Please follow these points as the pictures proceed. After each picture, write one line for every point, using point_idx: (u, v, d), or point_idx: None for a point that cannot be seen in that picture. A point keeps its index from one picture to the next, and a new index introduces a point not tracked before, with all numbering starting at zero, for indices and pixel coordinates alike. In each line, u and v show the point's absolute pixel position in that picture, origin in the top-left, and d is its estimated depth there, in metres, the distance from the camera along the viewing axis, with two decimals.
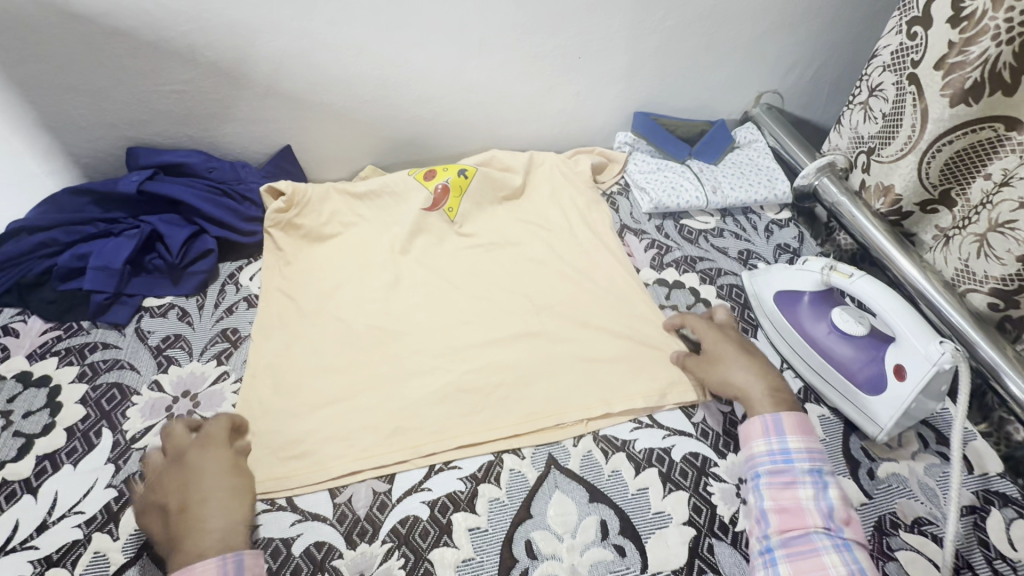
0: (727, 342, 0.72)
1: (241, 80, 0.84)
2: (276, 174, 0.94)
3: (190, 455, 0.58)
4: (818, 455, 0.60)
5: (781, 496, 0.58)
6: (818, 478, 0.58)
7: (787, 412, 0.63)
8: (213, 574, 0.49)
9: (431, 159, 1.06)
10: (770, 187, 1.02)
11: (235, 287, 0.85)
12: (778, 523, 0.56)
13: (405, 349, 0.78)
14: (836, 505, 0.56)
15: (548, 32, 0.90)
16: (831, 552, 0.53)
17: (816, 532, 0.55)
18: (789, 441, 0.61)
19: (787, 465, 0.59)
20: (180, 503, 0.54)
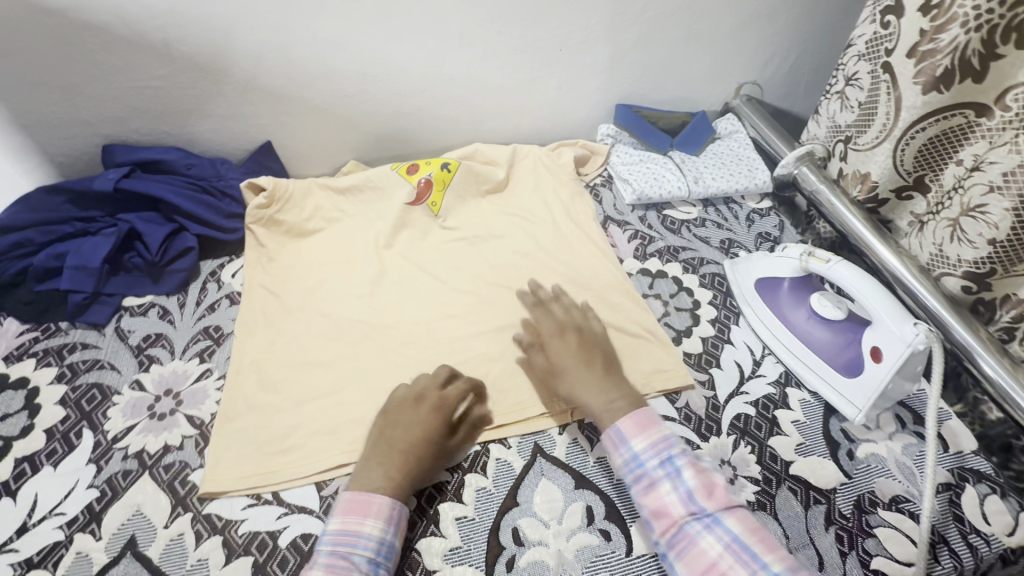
0: (565, 354, 0.70)
1: (219, 75, 0.83)
2: (257, 170, 0.93)
3: (418, 402, 0.66)
4: (664, 443, 0.61)
5: (650, 501, 0.58)
6: (672, 466, 0.59)
7: (626, 415, 0.64)
8: (385, 513, 0.56)
9: (414, 153, 1.05)
10: (751, 177, 1.04)
11: (217, 284, 0.84)
12: (659, 527, 0.57)
13: (389, 343, 0.78)
14: (694, 486, 0.57)
15: (529, 25, 0.91)
16: (705, 535, 0.54)
17: (687, 520, 0.55)
18: (632, 443, 0.61)
19: (642, 469, 0.59)
20: (388, 435, 0.62)
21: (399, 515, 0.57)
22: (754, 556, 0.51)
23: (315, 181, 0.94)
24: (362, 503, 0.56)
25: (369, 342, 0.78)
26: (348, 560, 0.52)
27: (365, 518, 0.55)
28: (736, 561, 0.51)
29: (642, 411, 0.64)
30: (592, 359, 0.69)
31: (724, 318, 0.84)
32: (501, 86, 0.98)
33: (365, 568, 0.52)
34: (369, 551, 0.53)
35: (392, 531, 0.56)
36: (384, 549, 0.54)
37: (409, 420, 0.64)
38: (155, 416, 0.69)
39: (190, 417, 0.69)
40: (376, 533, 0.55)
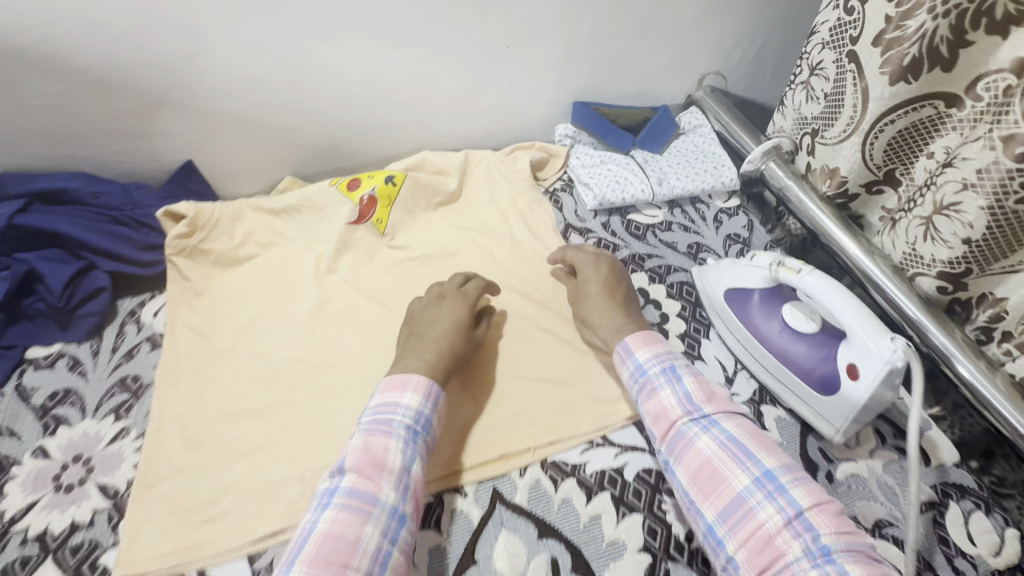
0: (591, 280, 0.77)
1: (122, 90, 0.73)
2: (178, 194, 0.83)
3: (438, 304, 0.74)
4: (667, 355, 0.66)
5: (652, 406, 0.63)
6: (674, 374, 0.64)
7: (632, 335, 0.69)
8: (422, 387, 0.62)
9: (356, 166, 0.96)
10: (717, 175, 0.98)
11: (136, 327, 0.75)
12: (659, 430, 0.62)
13: (332, 384, 0.71)
14: (692, 390, 0.62)
15: (474, 19, 0.82)
16: (700, 436, 0.59)
17: (684, 422, 0.60)
18: (637, 356, 0.67)
19: (646, 377, 0.65)
20: (415, 332, 0.71)
21: (433, 394, 0.63)
22: (746, 453, 0.56)
23: (246, 202, 0.85)
24: (399, 382, 0.63)
25: (310, 386, 0.70)
26: (386, 424, 0.58)
27: (404, 392, 0.61)
28: (729, 457, 0.56)
29: (650, 333, 0.70)
30: (613, 291, 0.76)
31: (694, 331, 0.79)
32: (446, 89, 0.90)
33: (402, 432, 0.58)
34: (406, 419, 0.59)
35: (428, 406, 0.62)
36: (420, 420, 0.60)
37: (434, 317, 0.72)
38: (61, 489, 0.60)
39: (104, 487, 0.61)
40: (415, 404, 0.61)
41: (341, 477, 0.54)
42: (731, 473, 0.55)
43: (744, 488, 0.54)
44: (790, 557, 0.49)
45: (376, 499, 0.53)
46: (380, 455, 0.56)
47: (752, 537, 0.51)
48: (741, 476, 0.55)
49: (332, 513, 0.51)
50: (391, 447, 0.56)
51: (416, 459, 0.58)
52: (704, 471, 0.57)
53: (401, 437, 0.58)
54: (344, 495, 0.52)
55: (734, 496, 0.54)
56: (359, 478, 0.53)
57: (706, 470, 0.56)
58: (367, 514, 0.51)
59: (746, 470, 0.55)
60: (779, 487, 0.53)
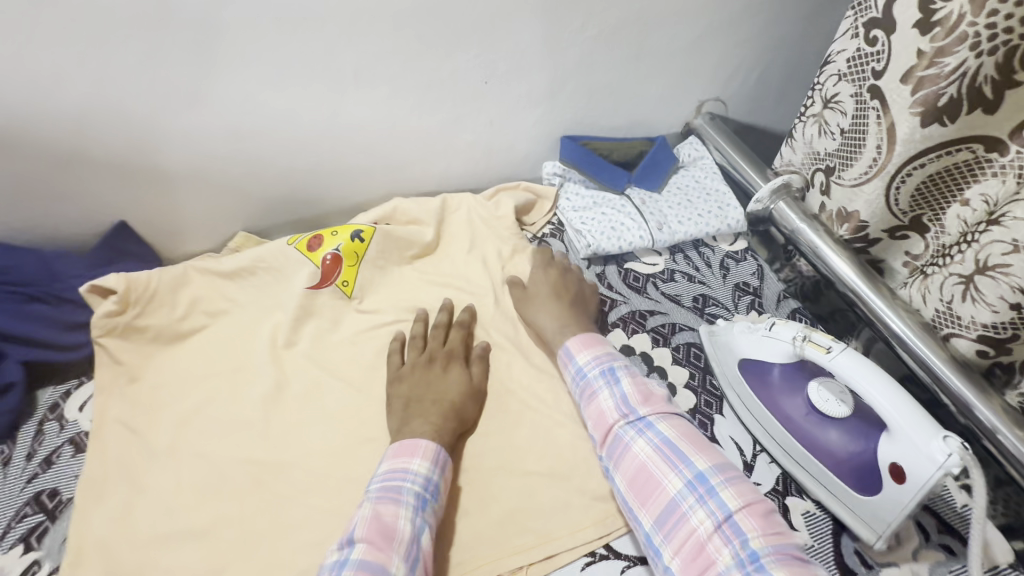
0: (540, 281, 0.77)
1: (29, 149, 0.62)
2: (109, 261, 0.72)
3: (432, 365, 0.68)
4: (607, 357, 0.65)
5: (591, 411, 0.62)
6: (611, 375, 0.63)
7: (574, 336, 0.69)
8: (432, 453, 0.58)
9: (320, 216, 0.86)
10: (721, 216, 0.89)
11: (58, 425, 0.64)
12: (599, 436, 0.60)
13: (289, 490, 0.60)
14: (628, 391, 0.60)
15: (444, 53, 0.73)
16: (636, 439, 0.57)
17: (620, 425, 0.58)
18: (578, 359, 0.66)
19: (586, 380, 0.63)
20: (409, 396, 0.64)
21: (443, 460, 0.58)
22: (679, 456, 0.54)
23: (191, 265, 0.74)
24: (408, 446, 0.57)
25: (262, 494, 0.60)
26: (396, 492, 0.53)
27: (413, 458, 0.56)
28: (663, 460, 0.54)
29: (590, 334, 0.68)
30: (562, 291, 0.75)
31: (705, 406, 0.69)
32: (417, 130, 0.80)
33: (412, 500, 0.53)
34: (416, 486, 0.54)
35: (437, 473, 0.57)
36: (430, 487, 0.56)
37: (431, 379, 0.66)
38: None
39: None
40: (423, 471, 0.56)
41: (349, 549, 0.49)
42: (664, 477, 0.53)
43: (677, 493, 0.52)
44: (720, 564, 0.47)
45: (387, 572, 0.47)
46: (390, 525, 0.50)
47: (685, 546, 0.49)
48: (674, 479, 0.53)
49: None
50: (401, 515, 0.51)
51: (426, 530, 0.53)
52: (641, 476, 0.55)
53: (411, 506, 0.53)
54: (353, 568, 0.46)
55: (668, 501, 0.52)
56: (369, 551, 0.48)
57: (641, 475, 0.55)
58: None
59: (679, 473, 0.53)
60: (711, 490, 0.51)
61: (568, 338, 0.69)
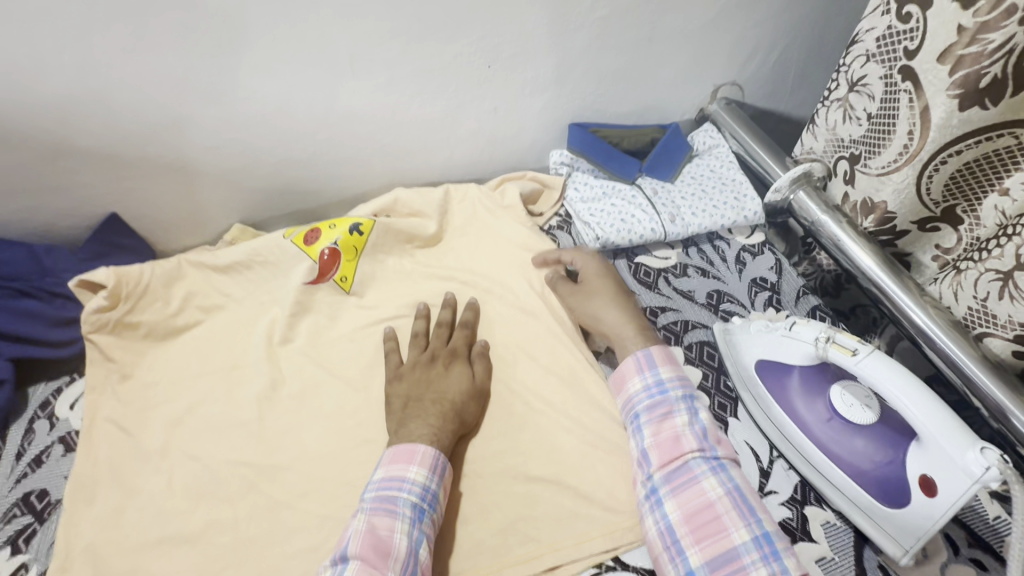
0: (601, 278, 0.72)
1: (11, 139, 0.59)
2: (101, 255, 0.70)
3: (432, 365, 0.65)
4: (687, 382, 0.62)
5: (661, 429, 0.58)
6: (691, 405, 0.60)
7: (658, 346, 0.65)
8: (430, 459, 0.55)
9: (319, 207, 0.83)
10: (738, 207, 0.85)
11: (48, 424, 0.63)
12: (661, 457, 0.57)
13: (283, 494, 0.58)
14: (708, 427, 0.58)
15: (445, 38, 0.69)
16: (707, 476, 0.54)
17: (694, 456, 0.56)
18: (661, 371, 0.62)
19: (664, 396, 0.61)
20: (406, 395, 0.61)
21: (442, 466, 0.55)
22: (751, 510, 0.52)
23: (185, 258, 0.71)
24: (403, 452, 0.55)
25: (254, 498, 0.58)
26: (391, 502, 0.51)
27: (410, 465, 0.54)
28: (733, 507, 0.52)
29: (668, 351, 0.66)
30: (625, 292, 0.72)
31: (719, 409, 0.66)
32: (416, 118, 0.76)
33: (409, 512, 0.51)
34: (413, 496, 0.52)
35: (436, 480, 0.54)
36: (428, 496, 0.53)
37: (430, 379, 0.63)
38: None
39: None
40: (421, 479, 0.53)
41: (344, 565, 0.47)
42: (732, 524, 0.51)
43: (742, 544, 0.50)
44: None
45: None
46: (387, 539, 0.48)
47: None
48: (741, 531, 0.50)
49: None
50: (397, 529, 0.49)
51: (424, 542, 0.51)
52: (703, 516, 0.52)
53: (408, 517, 0.51)
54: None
55: (730, 549, 0.50)
56: (362, 569, 0.46)
57: (706, 515, 0.52)
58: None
59: (749, 526, 0.51)
60: (779, 552, 0.49)
61: (648, 346, 0.65)
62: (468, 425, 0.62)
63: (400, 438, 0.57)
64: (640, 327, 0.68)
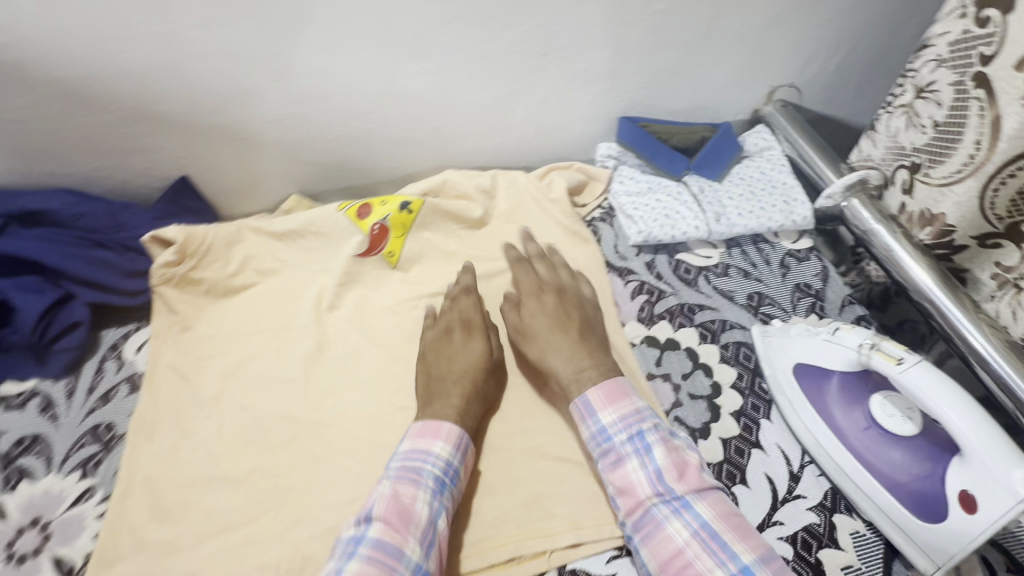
0: (539, 317, 0.68)
1: (100, 101, 0.64)
2: (171, 214, 0.75)
3: (450, 340, 0.67)
4: (633, 418, 0.58)
5: (616, 477, 0.56)
6: (641, 443, 0.56)
7: (596, 385, 0.61)
8: (455, 440, 0.57)
9: (371, 184, 0.86)
10: (787, 211, 0.83)
11: (116, 364, 0.68)
12: (625, 507, 0.55)
13: (322, 449, 0.62)
14: (662, 466, 0.54)
15: (500, 25, 0.70)
16: (671, 520, 0.51)
17: (653, 502, 0.53)
18: (602, 417, 0.58)
19: (610, 444, 0.57)
20: (426, 373, 0.64)
21: (466, 444, 0.58)
22: (722, 544, 0.49)
23: (245, 223, 0.76)
24: (431, 427, 0.57)
25: (296, 449, 0.61)
26: (415, 473, 0.53)
27: (436, 440, 0.56)
28: (702, 549, 0.49)
29: (612, 381, 0.61)
30: (567, 325, 0.67)
31: (752, 409, 0.65)
32: (469, 102, 0.78)
33: (431, 484, 0.53)
34: (435, 469, 0.54)
35: (458, 457, 0.56)
36: (450, 471, 0.55)
37: (451, 353, 0.65)
38: (12, 560, 0.54)
39: (58, 561, 0.54)
40: (444, 454, 0.55)
41: (366, 526, 0.50)
42: (703, 569, 0.48)
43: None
44: None
45: (402, 555, 0.48)
46: (409, 506, 0.51)
47: None
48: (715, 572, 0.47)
49: (357, 565, 0.46)
50: (419, 498, 0.52)
51: (443, 514, 0.52)
52: (676, 565, 0.49)
53: (430, 489, 0.53)
54: (368, 549, 0.47)
55: None
56: (386, 531, 0.49)
57: (677, 562, 0.49)
58: (391, 571, 0.46)
59: (722, 565, 0.48)
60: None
61: (585, 390, 0.61)
62: (486, 402, 0.64)
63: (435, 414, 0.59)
64: (577, 369, 0.63)
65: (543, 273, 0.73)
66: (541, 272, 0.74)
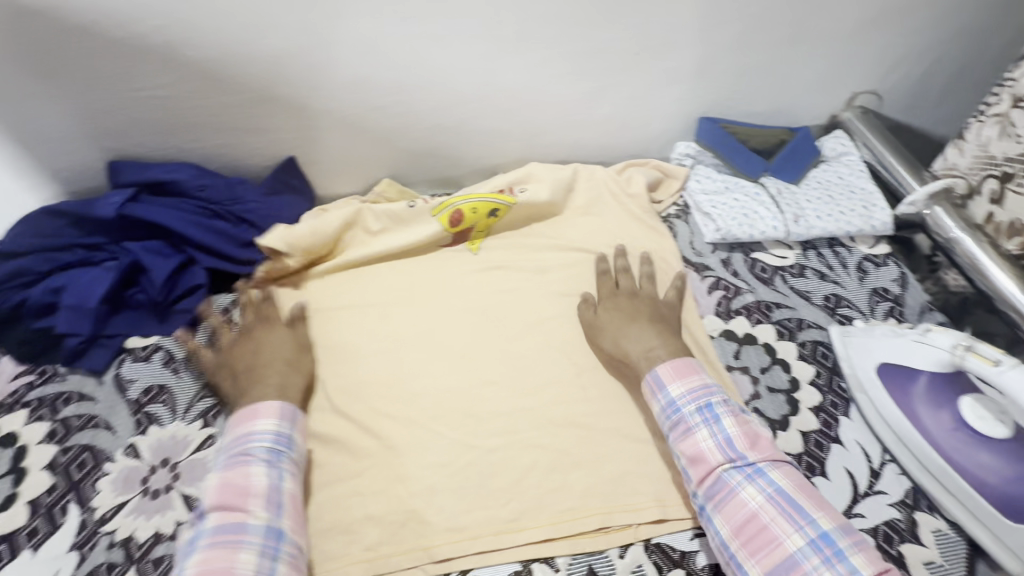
0: (613, 312, 0.71)
1: (231, 84, 0.70)
2: (278, 191, 0.81)
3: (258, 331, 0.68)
4: (702, 390, 0.59)
5: (685, 447, 0.57)
6: (711, 414, 0.57)
7: (666, 361, 0.62)
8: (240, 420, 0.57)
9: (456, 173, 0.90)
10: (866, 216, 0.84)
11: (228, 327, 0.74)
12: (695, 476, 0.55)
13: (418, 415, 0.65)
14: (733, 434, 0.55)
15: (600, 23, 0.73)
16: (745, 486, 0.53)
17: (726, 469, 0.54)
18: (671, 389, 0.60)
19: (679, 415, 0.58)
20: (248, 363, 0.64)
21: (292, 412, 0.59)
22: (800, 510, 0.50)
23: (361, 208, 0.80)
24: (251, 410, 0.57)
25: (393, 414, 0.65)
26: (246, 453, 0.53)
27: (257, 419, 0.56)
28: (779, 513, 0.50)
29: (681, 359, 0.62)
30: (636, 317, 0.69)
31: (831, 406, 0.67)
32: (559, 98, 0.82)
33: (264, 456, 0.54)
34: (266, 442, 0.55)
35: (288, 426, 0.57)
36: (281, 440, 0.56)
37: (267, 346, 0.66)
38: (147, 494, 0.60)
39: (187, 498, 0.60)
40: (270, 427, 0.56)
41: (203, 520, 0.49)
42: (782, 532, 0.49)
43: (797, 550, 0.48)
44: None
45: (246, 527, 0.49)
46: (245, 483, 0.51)
47: None
48: (794, 536, 0.49)
49: (199, 556, 0.46)
50: (255, 472, 0.52)
51: (285, 478, 0.54)
52: (751, 529, 0.51)
53: (264, 461, 0.54)
54: (209, 537, 0.47)
55: (787, 558, 0.48)
56: (222, 515, 0.49)
57: (753, 526, 0.51)
58: (238, 544, 0.47)
59: (800, 530, 0.49)
60: (839, 553, 0.47)
61: (653, 367, 0.62)
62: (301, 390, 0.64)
63: (285, 389, 0.61)
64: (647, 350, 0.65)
65: (622, 279, 0.76)
66: (617, 279, 0.76)
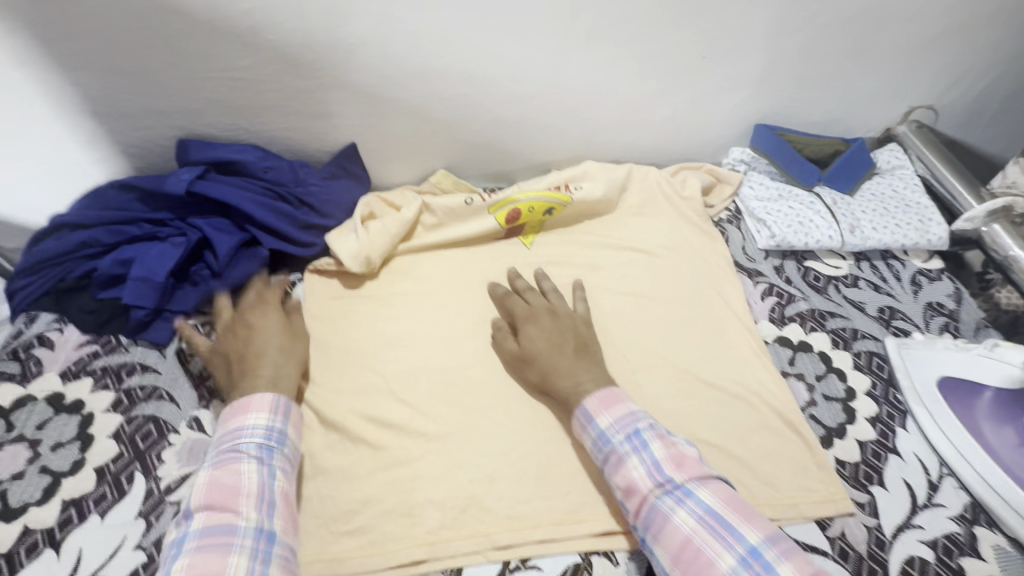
0: (537, 338, 0.65)
1: (306, 68, 0.71)
2: (337, 176, 0.81)
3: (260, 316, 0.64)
4: (630, 418, 0.56)
5: (618, 479, 0.54)
6: (639, 440, 0.54)
7: (593, 393, 0.59)
8: (267, 410, 0.54)
9: (509, 167, 0.91)
10: (922, 230, 0.84)
11: None
12: (631, 507, 0.53)
13: (476, 404, 0.66)
14: (661, 457, 0.53)
15: (673, 25, 0.74)
16: (677, 511, 0.50)
17: (657, 495, 0.51)
18: (599, 421, 0.57)
19: (610, 446, 0.55)
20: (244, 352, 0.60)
21: (285, 406, 0.56)
22: (728, 526, 0.48)
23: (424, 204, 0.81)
24: (242, 405, 0.54)
25: (452, 402, 0.66)
26: (235, 451, 0.51)
27: (248, 414, 0.53)
28: (711, 534, 0.48)
29: (609, 389, 0.59)
30: (562, 345, 0.64)
31: (887, 417, 0.67)
32: (620, 98, 0.82)
33: (254, 454, 0.51)
34: (257, 439, 0.52)
35: (282, 423, 0.55)
36: (273, 436, 0.53)
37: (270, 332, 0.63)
38: None
39: None
40: (262, 423, 0.53)
41: (189, 522, 0.46)
42: (714, 553, 0.47)
43: (730, 569, 0.46)
44: None
45: (236, 528, 0.46)
46: (233, 483, 0.48)
47: None
48: (725, 555, 0.47)
49: (186, 559, 0.43)
50: (245, 471, 0.49)
51: (276, 477, 0.51)
52: (687, 555, 0.48)
53: (254, 459, 0.51)
54: (195, 541, 0.44)
55: None
56: (209, 518, 0.46)
57: (689, 552, 0.48)
58: (227, 546, 0.44)
59: (731, 548, 0.47)
60: (768, 565, 0.45)
61: (582, 400, 0.59)
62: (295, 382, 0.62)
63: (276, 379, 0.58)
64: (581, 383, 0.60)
65: (533, 297, 0.70)
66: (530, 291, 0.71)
